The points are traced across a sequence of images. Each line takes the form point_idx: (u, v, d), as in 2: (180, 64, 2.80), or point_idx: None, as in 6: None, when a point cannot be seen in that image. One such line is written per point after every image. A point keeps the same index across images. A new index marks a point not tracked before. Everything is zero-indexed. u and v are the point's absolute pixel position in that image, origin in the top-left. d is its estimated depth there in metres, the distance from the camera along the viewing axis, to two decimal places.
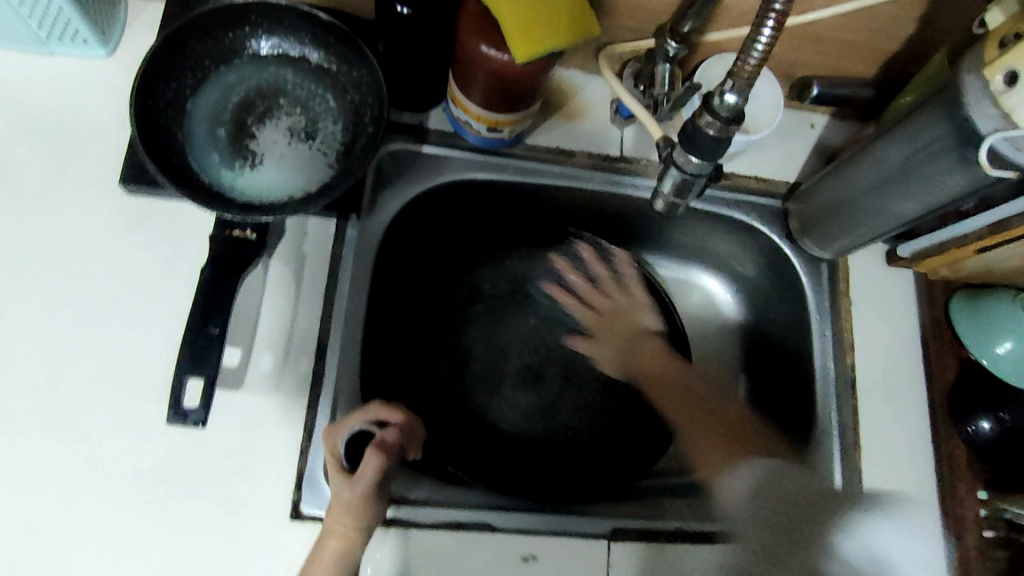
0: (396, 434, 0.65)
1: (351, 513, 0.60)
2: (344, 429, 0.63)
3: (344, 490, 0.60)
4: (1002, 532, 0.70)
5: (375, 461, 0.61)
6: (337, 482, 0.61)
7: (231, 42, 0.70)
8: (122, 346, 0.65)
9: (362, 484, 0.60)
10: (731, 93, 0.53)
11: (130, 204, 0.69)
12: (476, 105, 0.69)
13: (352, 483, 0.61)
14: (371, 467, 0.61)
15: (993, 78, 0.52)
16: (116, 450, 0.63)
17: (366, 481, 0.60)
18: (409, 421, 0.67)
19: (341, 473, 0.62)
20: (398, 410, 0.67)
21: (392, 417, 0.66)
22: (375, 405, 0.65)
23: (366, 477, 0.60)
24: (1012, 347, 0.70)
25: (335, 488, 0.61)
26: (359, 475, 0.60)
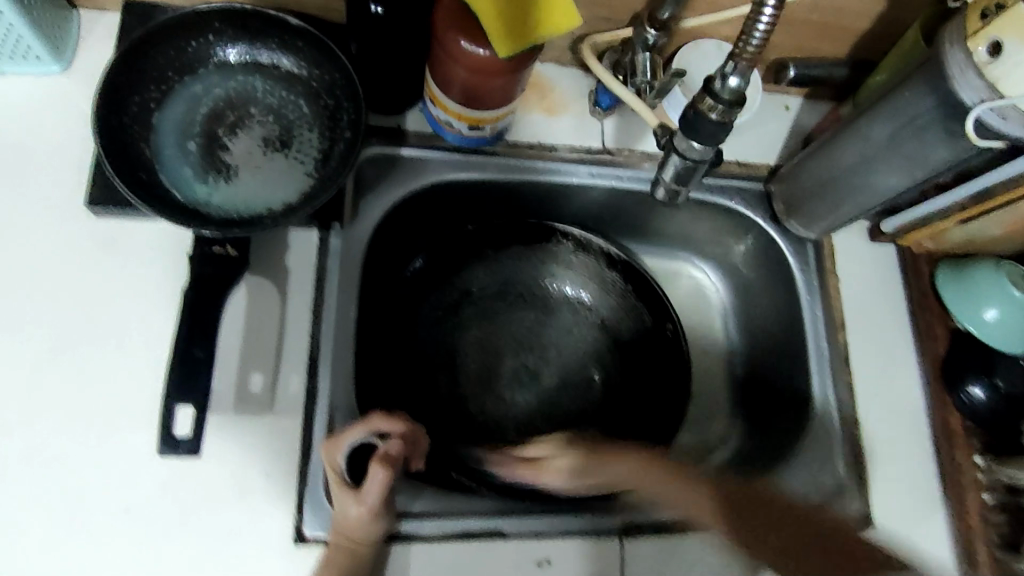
0: (399, 445, 0.63)
1: (361, 529, 0.59)
2: (345, 442, 0.61)
3: (351, 507, 0.59)
4: (1001, 495, 0.71)
5: (380, 477, 0.60)
6: (343, 498, 0.60)
7: (195, 51, 0.67)
8: (101, 377, 0.62)
9: (370, 498, 0.59)
10: (734, 76, 0.53)
11: (98, 226, 0.66)
12: (456, 104, 0.68)
13: (357, 499, 0.59)
14: (377, 482, 0.60)
15: (977, 49, 0.53)
16: (103, 486, 0.59)
17: (374, 497, 0.59)
18: (411, 431, 0.65)
19: (345, 489, 0.60)
20: (397, 419, 0.64)
21: (392, 427, 0.64)
22: (374, 417, 0.63)
23: (374, 492, 0.59)
24: (998, 315, 0.71)
25: (341, 506, 0.60)
26: (364, 493, 0.59)
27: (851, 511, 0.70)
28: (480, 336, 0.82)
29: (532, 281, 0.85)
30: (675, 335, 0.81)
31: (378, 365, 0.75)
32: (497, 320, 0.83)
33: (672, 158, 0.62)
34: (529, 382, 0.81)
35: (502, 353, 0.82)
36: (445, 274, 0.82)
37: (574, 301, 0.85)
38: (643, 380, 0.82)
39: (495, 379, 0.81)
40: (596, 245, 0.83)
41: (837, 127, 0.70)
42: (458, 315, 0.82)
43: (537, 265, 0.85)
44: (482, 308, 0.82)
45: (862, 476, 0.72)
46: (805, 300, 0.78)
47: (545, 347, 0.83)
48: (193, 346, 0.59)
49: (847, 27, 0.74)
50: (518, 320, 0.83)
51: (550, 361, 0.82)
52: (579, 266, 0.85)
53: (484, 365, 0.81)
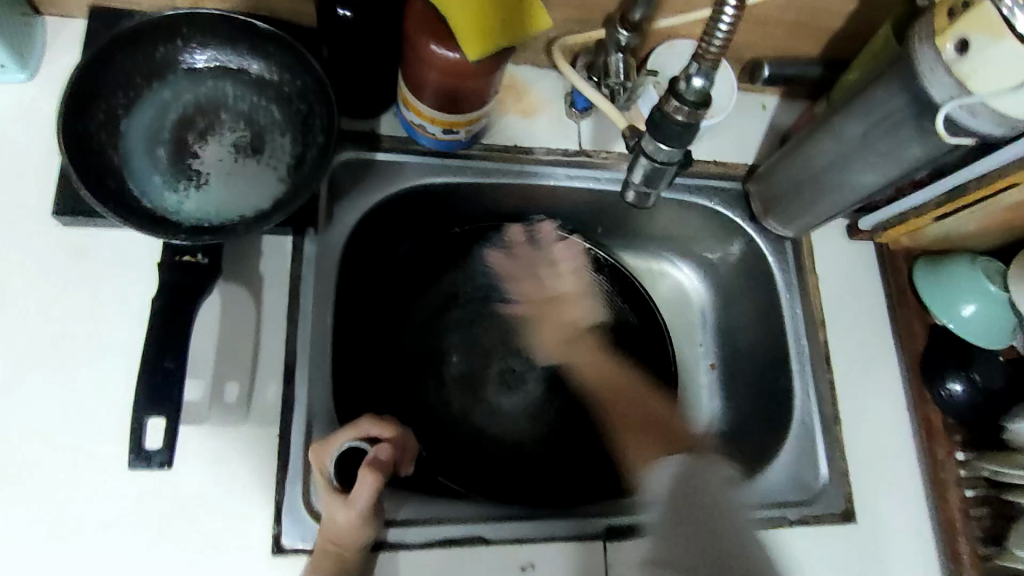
0: (389, 449, 0.61)
1: (347, 534, 0.58)
2: (336, 444, 0.60)
3: (339, 512, 0.58)
4: (983, 490, 0.71)
5: (370, 482, 0.58)
6: (332, 502, 0.59)
7: (163, 57, 0.66)
8: (72, 390, 0.61)
9: (360, 505, 0.58)
10: (697, 77, 0.53)
11: (68, 236, 0.65)
12: (429, 108, 0.67)
13: (346, 505, 0.58)
14: (366, 489, 0.58)
15: (944, 47, 0.53)
16: (76, 500, 0.58)
17: (364, 503, 0.58)
18: (401, 436, 0.64)
19: (334, 494, 0.59)
20: (388, 424, 0.63)
21: (382, 432, 0.63)
22: (364, 421, 0.62)
23: (363, 499, 0.58)
24: (976, 309, 0.71)
25: (329, 511, 0.59)
26: (353, 498, 0.58)
27: (834, 509, 0.70)
28: (467, 339, 0.81)
29: (522, 284, 0.84)
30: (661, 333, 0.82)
31: (357, 371, 0.74)
32: (484, 324, 0.82)
33: (639, 161, 0.62)
34: (513, 385, 0.81)
35: (488, 356, 0.81)
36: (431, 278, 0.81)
37: (562, 303, 0.85)
38: (630, 383, 0.82)
39: (480, 383, 0.80)
40: (585, 247, 0.83)
41: (812, 126, 0.70)
42: (444, 317, 0.81)
43: None
44: (470, 312, 0.82)
45: (844, 473, 0.72)
46: (784, 299, 0.78)
47: (533, 351, 0.82)
48: (164, 356, 0.58)
49: (819, 26, 0.74)
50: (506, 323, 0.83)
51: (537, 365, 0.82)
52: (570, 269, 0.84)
53: (468, 370, 0.80)
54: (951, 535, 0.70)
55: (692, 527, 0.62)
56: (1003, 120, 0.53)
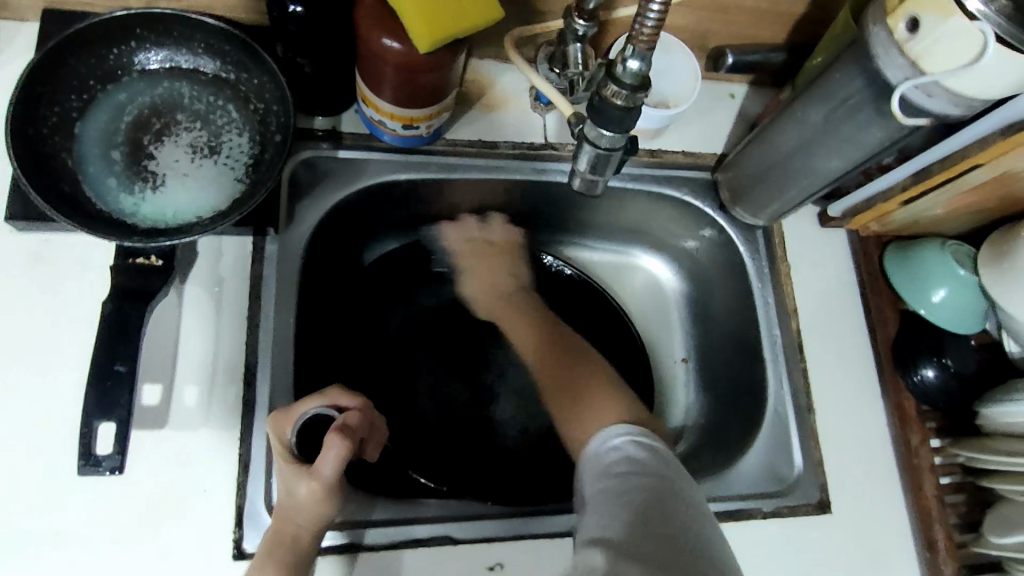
0: (358, 417, 0.62)
1: (305, 516, 0.57)
2: (297, 414, 0.60)
3: (302, 481, 0.57)
4: (958, 476, 0.71)
5: (337, 448, 0.57)
6: (293, 470, 0.58)
7: (117, 59, 0.65)
8: (27, 397, 0.60)
9: (324, 470, 0.57)
10: (633, 59, 0.52)
11: (23, 241, 0.64)
12: (387, 103, 0.66)
13: (308, 475, 0.57)
14: (333, 454, 0.57)
15: (897, 26, 0.52)
16: (32, 507, 0.57)
17: (328, 470, 0.57)
18: (368, 408, 0.64)
19: (295, 465, 0.58)
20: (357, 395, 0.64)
21: (348, 403, 0.63)
22: (335, 389, 0.62)
23: (327, 465, 0.57)
24: (947, 295, 0.71)
25: (289, 484, 0.58)
26: (317, 465, 0.57)
27: (809, 499, 0.70)
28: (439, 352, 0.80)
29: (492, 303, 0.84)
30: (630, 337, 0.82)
31: (324, 372, 0.73)
32: (463, 331, 0.82)
33: (584, 148, 0.60)
34: (487, 398, 0.80)
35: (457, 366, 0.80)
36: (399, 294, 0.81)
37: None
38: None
39: (458, 387, 0.79)
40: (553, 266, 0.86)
41: (776, 112, 0.69)
42: (422, 321, 0.81)
43: (495, 286, 0.85)
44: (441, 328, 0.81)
45: (818, 463, 0.71)
46: (755, 288, 0.77)
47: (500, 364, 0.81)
48: (114, 361, 0.57)
49: (782, 12, 0.73)
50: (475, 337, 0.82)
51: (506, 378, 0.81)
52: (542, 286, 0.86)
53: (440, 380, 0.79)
54: (927, 522, 0.69)
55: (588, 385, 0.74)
56: (960, 99, 0.52)
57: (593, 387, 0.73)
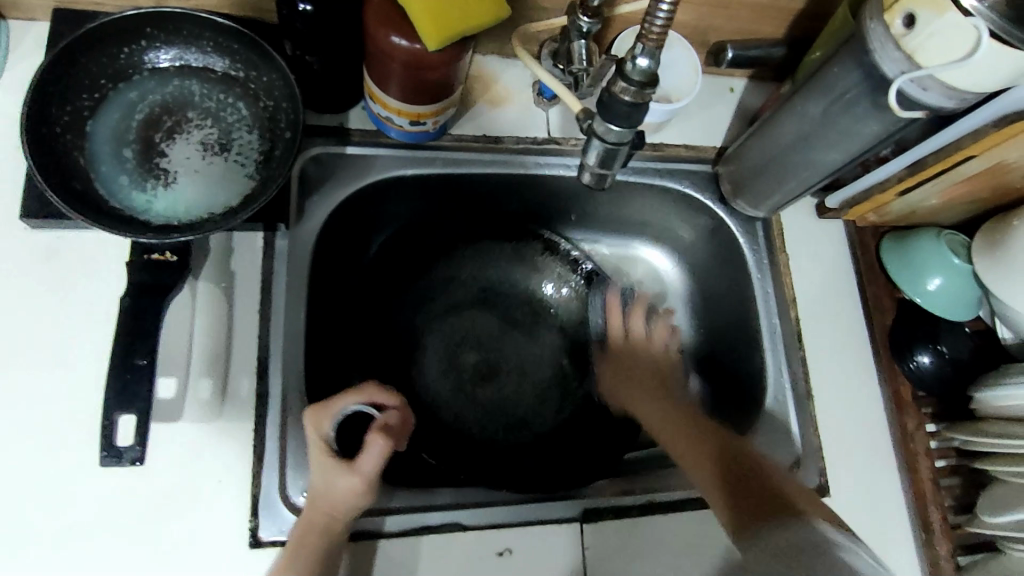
0: (396, 417, 0.65)
1: (334, 499, 0.59)
2: (336, 410, 0.61)
3: (344, 476, 0.59)
4: (953, 459, 0.73)
5: (380, 446, 0.60)
6: (335, 465, 0.59)
7: (127, 57, 0.66)
8: (46, 391, 0.61)
9: (367, 467, 0.59)
10: (643, 57, 0.54)
11: (37, 239, 0.65)
12: (394, 100, 0.68)
13: (350, 470, 0.59)
14: (377, 452, 0.60)
15: (893, 22, 0.54)
16: (55, 498, 0.59)
17: (371, 467, 0.59)
18: (403, 408, 0.66)
19: (336, 461, 0.60)
20: (397, 394, 0.66)
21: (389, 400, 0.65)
22: (372, 386, 0.64)
23: (371, 462, 0.60)
24: (942, 283, 0.73)
25: (329, 478, 0.59)
26: (360, 462, 0.59)
27: (808, 484, 0.71)
28: (446, 331, 0.83)
29: (501, 279, 0.86)
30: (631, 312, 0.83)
31: (334, 364, 0.75)
32: (469, 311, 0.84)
33: (594, 143, 0.62)
34: (493, 376, 0.82)
35: (463, 347, 0.83)
36: (407, 272, 0.83)
37: (550, 295, 0.87)
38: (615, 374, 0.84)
39: (465, 373, 0.82)
40: (564, 249, 0.86)
41: (776, 106, 0.71)
42: (431, 308, 0.83)
43: (505, 263, 0.86)
44: (449, 307, 0.84)
45: (818, 448, 0.73)
46: (756, 279, 0.79)
47: (503, 341, 0.84)
48: (132, 355, 0.58)
49: (781, 8, 0.75)
50: (479, 316, 0.84)
51: (509, 357, 0.83)
52: (551, 266, 0.87)
53: (445, 359, 0.82)
54: (922, 503, 0.71)
55: (716, 454, 0.67)
56: (953, 92, 0.54)
57: (798, 500, 0.61)
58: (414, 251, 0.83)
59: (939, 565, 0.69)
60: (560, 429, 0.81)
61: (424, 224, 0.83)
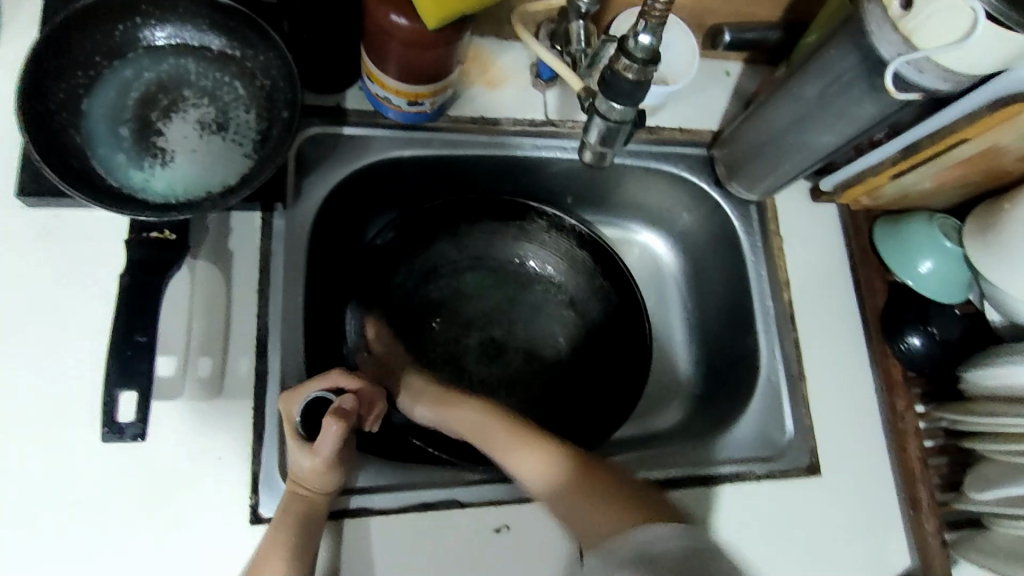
0: (354, 401, 0.62)
1: (315, 479, 0.60)
2: (304, 394, 0.61)
3: (305, 460, 0.59)
4: (941, 439, 0.75)
5: (334, 429, 0.59)
6: (297, 451, 0.60)
7: (123, 34, 0.65)
8: (46, 370, 0.61)
9: (325, 450, 0.59)
10: (645, 34, 0.54)
11: (34, 218, 0.65)
12: (393, 80, 0.67)
13: (312, 453, 0.59)
14: (331, 436, 0.59)
15: (891, 4, 0.54)
16: (55, 477, 0.59)
17: (329, 450, 0.59)
18: (367, 390, 0.65)
19: (300, 443, 0.60)
20: (357, 377, 0.65)
21: (351, 384, 0.64)
22: (335, 371, 0.63)
23: (328, 446, 0.59)
24: (933, 265, 0.74)
25: (296, 460, 0.60)
26: (318, 445, 0.59)
27: (800, 463, 0.73)
28: (451, 309, 0.84)
29: (504, 257, 0.87)
30: (627, 283, 0.83)
31: (331, 345, 0.75)
32: (474, 291, 0.85)
33: (594, 120, 0.62)
34: (497, 354, 0.84)
35: (469, 327, 0.84)
36: (413, 252, 0.83)
37: (542, 275, 0.87)
38: (605, 355, 0.84)
39: (459, 350, 0.83)
40: (567, 222, 0.84)
41: (772, 89, 0.71)
42: (432, 286, 0.84)
43: (508, 241, 0.86)
44: (454, 285, 0.85)
45: (809, 428, 0.74)
46: (750, 261, 0.80)
47: (510, 319, 0.85)
48: (134, 334, 0.59)
49: None
50: (483, 296, 0.85)
51: (515, 336, 0.85)
52: (554, 243, 0.86)
53: (450, 337, 0.83)
54: (912, 481, 0.72)
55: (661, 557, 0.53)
56: (948, 74, 0.55)
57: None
58: (419, 232, 0.82)
59: (926, 542, 0.70)
60: (569, 409, 0.82)
61: (427, 201, 0.83)
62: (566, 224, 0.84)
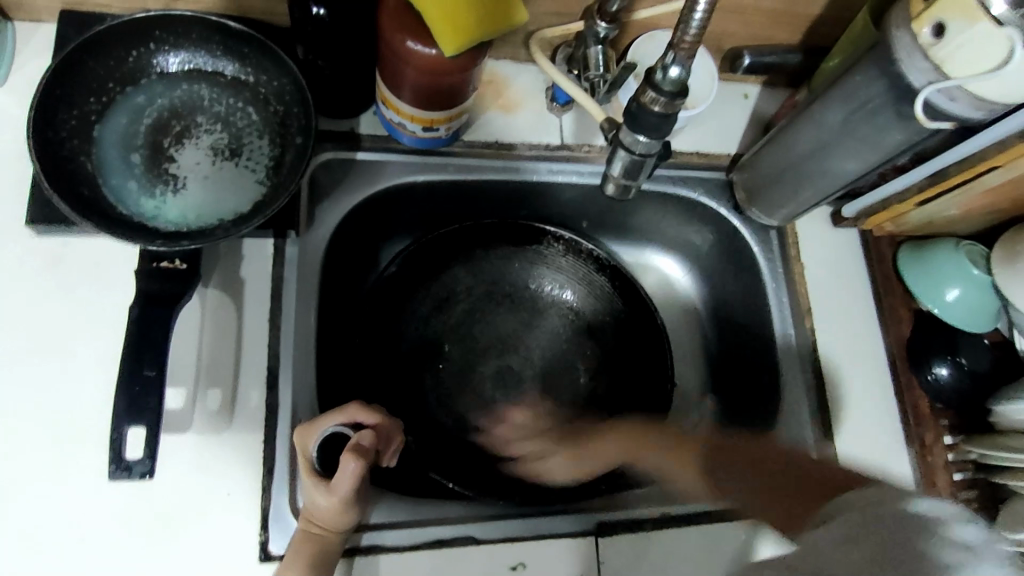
0: (372, 437, 0.60)
1: (331, 519, 0.58)
2: (319, 429, 0.60)
3: (321, 499, 0.57)
4: (971, 473, 0.71)
5: (353, 467, 0.57)
6: (312, 487, 0.58)
7: (135, 60, 0.65)
8: (51, 403, 0.60)
9: (342, 490, 0.57)
10: (674, 66, 0.53)
11: (42, 246, 0.64)
12: (407, 105, 0.66)
13: (328, 491, 0.57)
14: (350, 475, 0.57)
15: (921, 31, 0.53)
16: (58, 514, 0.57)
17: (347, 488, 0.57)
18: (385, 424, 0.64)
19: (316, 479, 0.58)
20: (374, 411, 0.63)
21: (368, 419, 0.63)
22: (353, 406, 0.62)
23: (346, 484, 0.57)
24: (959, 293, 0.72)
25: (311, 497, 0.58)
26: (335, 484, 0.57)
27: None
28: (466, 334, 0.82)
29: (520, 282, 0.85)
30: (645, 306, 0.82)
31: (342, 373, 0.73)
32: (491, 316, 0.84)
33: (617, 153, 0.61)
34: (513, 382, 0.82)
35: (487, 353, 0.82)
36: (429, 276, 0.82)
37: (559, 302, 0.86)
38: (625, 383, 0.83)
39: (475, 378, 0.81)
40: (585, 247, 0.83)
41: (793, 114, 0.70)
42: (449, 313, 0.83)
43: (525, 265, 0.85)
44: (471, 308, 0.83)
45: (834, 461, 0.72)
46: (770, 288, 0.78)
47: (530, 346, 0.83)
48: (143, 367, 0.57)
49: (796, 14, 0.74)
50: (504, 320, 0.84)
51: (533, 362, 0.83)
52: (571, 268, 0.85)
53: (466, 363, 0.81)
54: None
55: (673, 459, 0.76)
56: (980, 103, 0.54)
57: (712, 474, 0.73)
58: (436, 257, 0.81)
59: None
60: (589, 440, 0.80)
61: (442, 226, 0.82)
62: (583, 249, 0.83)
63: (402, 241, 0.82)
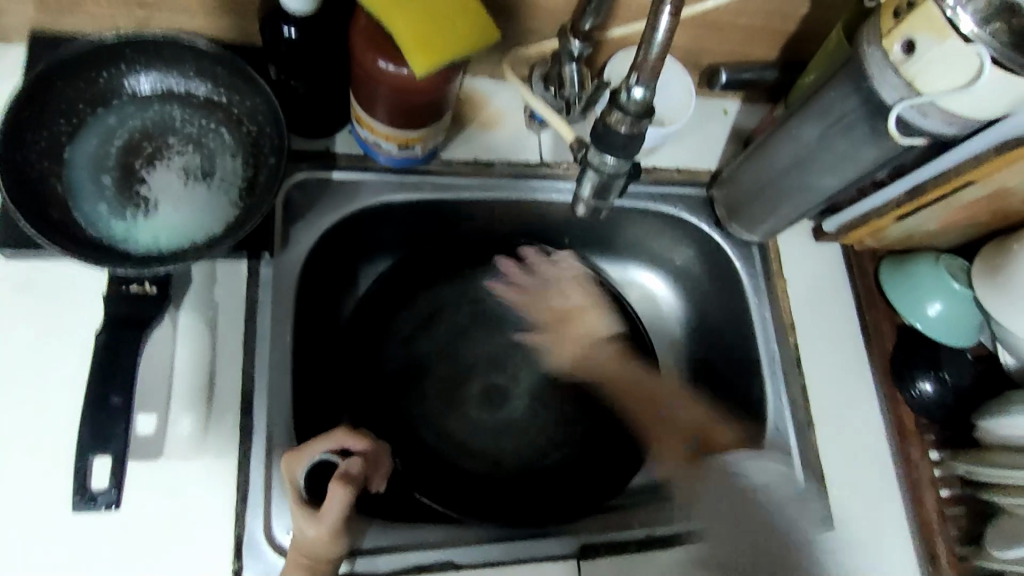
0: (361, 464, 0.62)
1: (317, 548, 0.57)
2: (307, 456, 0.59)
3: (308, 528, 0.57)
4: (958, 489, 0.71)
5: (341, 496, 0.57)
6: (299, 518, 0.57)
7: (106, 82, 0.64)
8: (17, 432, 0.58)
9: (331, 518, 0.57)
10: (638, 87, 0.53)
11: (11, 271, 0.63)
12: (382, 124, 0.66)
13: (317, 520, 0.57)
14: (338, 503, 0.57)
15: (892, 48, 0.53)
16: (22, 546, 0.56)
17: (335, 516, 0.57)
18: (374, 449, 0.64)
19: (303, 507, 0.57)
20: (365, 438, 0.64)
21: (358, 445, 0.63)
22: (341, 431, 0.62)
23: (334, 512, 0.57)
24: (942, 307, 0.72)
25: (298, 526, 0.57)
26: (324, 511, 0.57)
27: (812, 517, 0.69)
28: (450, 353, 0.81)
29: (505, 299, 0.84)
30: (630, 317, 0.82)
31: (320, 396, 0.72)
32: (476, 333, 0.82)
33: (588, 173, 0.61)
34: (496, 401, 0.80)
35: (470, 372, 0.81)
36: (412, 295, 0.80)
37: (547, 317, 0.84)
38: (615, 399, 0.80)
39: (457, 398, 0.80)
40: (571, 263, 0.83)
41: (771, 129, 0.70)
42: (432, 333, 0.80)
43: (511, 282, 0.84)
44: (454, 326, 0.81)
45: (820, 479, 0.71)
46: (753, 303, 0.77)
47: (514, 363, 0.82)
48: (110, 393, 0.56)
49: (773, 30, 0.74)
50: (489, 338, 0.82)
51: (517, 379, 0.82)
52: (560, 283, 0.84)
53: (448, 382, 0.80)
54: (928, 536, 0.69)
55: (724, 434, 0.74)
56: (953, 118, 0.54)
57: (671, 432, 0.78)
58: (420, 275, 0.80)
59: None
60: (573, 460, 0.78)
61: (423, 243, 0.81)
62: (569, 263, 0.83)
63: (383, 259, 0.81)
